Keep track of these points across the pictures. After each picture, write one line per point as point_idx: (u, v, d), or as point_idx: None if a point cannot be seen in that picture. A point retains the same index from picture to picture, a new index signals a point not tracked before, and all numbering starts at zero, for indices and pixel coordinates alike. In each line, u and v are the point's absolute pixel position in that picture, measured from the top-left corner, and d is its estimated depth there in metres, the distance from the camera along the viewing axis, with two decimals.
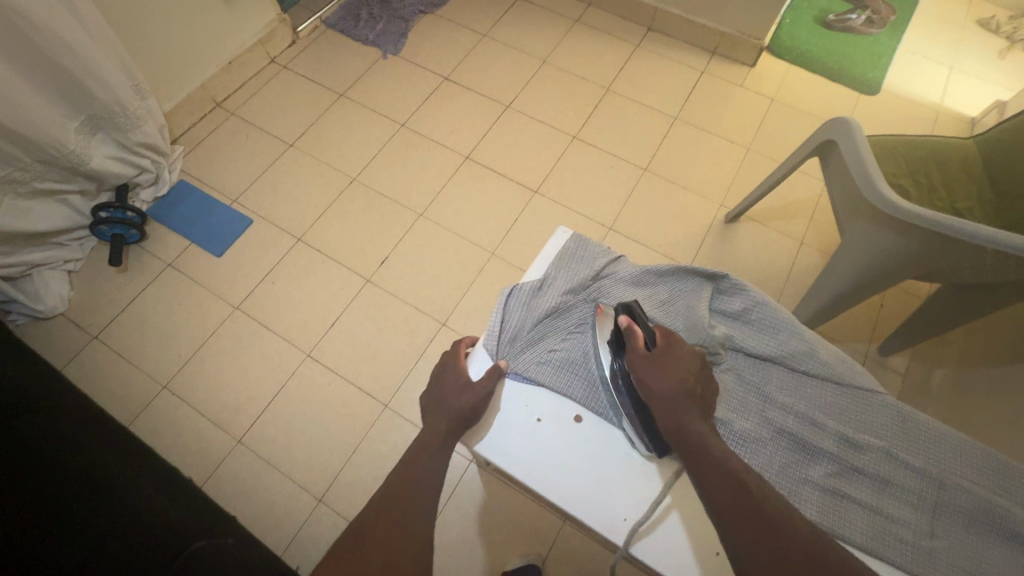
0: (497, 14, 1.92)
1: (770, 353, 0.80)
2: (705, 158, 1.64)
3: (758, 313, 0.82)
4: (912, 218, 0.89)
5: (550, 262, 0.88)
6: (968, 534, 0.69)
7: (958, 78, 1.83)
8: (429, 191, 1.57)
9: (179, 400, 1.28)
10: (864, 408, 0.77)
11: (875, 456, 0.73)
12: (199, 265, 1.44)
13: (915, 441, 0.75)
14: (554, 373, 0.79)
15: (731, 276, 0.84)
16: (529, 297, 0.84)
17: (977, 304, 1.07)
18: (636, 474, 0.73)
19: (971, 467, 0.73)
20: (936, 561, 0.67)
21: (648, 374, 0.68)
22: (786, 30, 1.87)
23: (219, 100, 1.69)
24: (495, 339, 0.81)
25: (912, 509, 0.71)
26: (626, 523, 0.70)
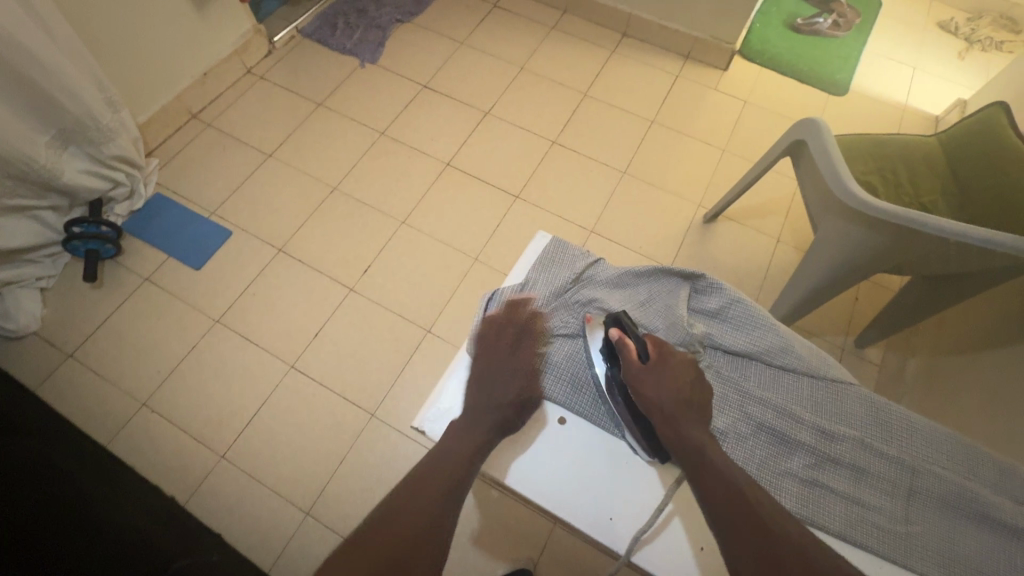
0: (474, 22, 1.93)
1: (747, 350, 0.81)
2: (682, 160, 1.67)
3: (734, 310, 0.83)
4: (881, 213, 0.91)
5: (532, 266, 0.88)
6: (939, 517, 0.71)
7: (922, 78, 1.89)
8: (410, 198, 1.57)
9: (160, 417, 1.25)
10: (839, 399, 0.79)
11: (850, 446, 0.75)
12: (177, 278, 1.42)
13: (887, 431, 0.77)
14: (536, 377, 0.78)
15: (708, 275, 0.85)
16: (508, 302, 0.83)
17: (945, 295, 1.11)
18: (632, 478, 0.74)
19: (941, 453, 0.75)
20: (910, 545, 0.70)
21: (646, 386, 0.71)
22: (756, 34, 1.92)
23: (194, 111, 1.67)
24: (474, 343, 0.80)
25: (887, 496, 0.73)
26: (613, 522, 0.71)
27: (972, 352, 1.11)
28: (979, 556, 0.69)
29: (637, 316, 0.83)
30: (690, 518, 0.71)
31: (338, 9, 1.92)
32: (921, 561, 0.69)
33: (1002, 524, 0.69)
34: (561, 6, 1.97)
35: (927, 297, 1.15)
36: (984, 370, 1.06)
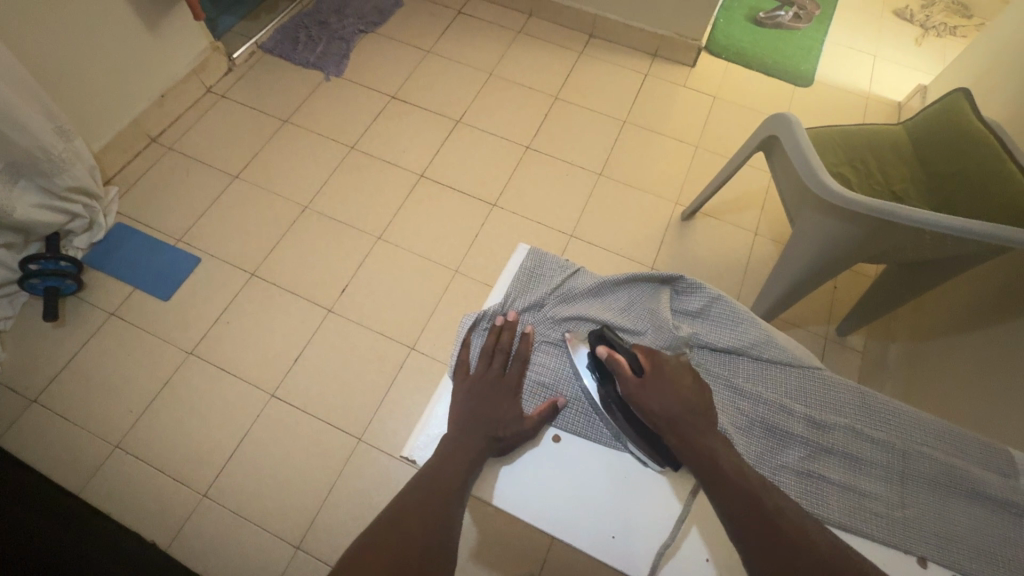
0: (439, 30, 1.90)
1: (731, 345, 0.73)
2: (656, 159, 1.67)
3: (716, 307, 0.76)
4: (852, 205, 0.92)
5: (510, 284, 0.82)
6: (953, 510, 0.62)
7: (882, 66, 1.93)
8: (386, 213, 1.54)
9: (136, 457, 1.20)
10: (832, 390, 0.70)
11: (848, 438, 0.66)
12: (145, 311, 1.36)
13: (889, 418, 0.67)
14: (535, 403, 0.73)
15: (687, 276, 0.79)
16: (489, 327, 0.79)
17: (921, 282, 1.12)
18: (640, 492, 0.70)
19: (949, 442, 0.66)
20: (924, 541, 0.60)
21: (646, 398, 0.65)
22: (720, 30, 1.94)
23: (153, 135, 1.61)
24: (457, 373, 0.75)
25: (887, 483, 0.64)
26: (615, 540, 0.67)
27: (954, 334, 1.13)
28: (989, 542, 0.60)
29: (621, 324, 0.77)
30: (698, 528, 0.68)
31: (298, 23, 1.87)
32: (926, 550, 0.60)
33: (1004, 502, 0.62)
34: (526, 10, 1.96)
35: (904, 284, 1.17)
36: (965, 351, 1.08)
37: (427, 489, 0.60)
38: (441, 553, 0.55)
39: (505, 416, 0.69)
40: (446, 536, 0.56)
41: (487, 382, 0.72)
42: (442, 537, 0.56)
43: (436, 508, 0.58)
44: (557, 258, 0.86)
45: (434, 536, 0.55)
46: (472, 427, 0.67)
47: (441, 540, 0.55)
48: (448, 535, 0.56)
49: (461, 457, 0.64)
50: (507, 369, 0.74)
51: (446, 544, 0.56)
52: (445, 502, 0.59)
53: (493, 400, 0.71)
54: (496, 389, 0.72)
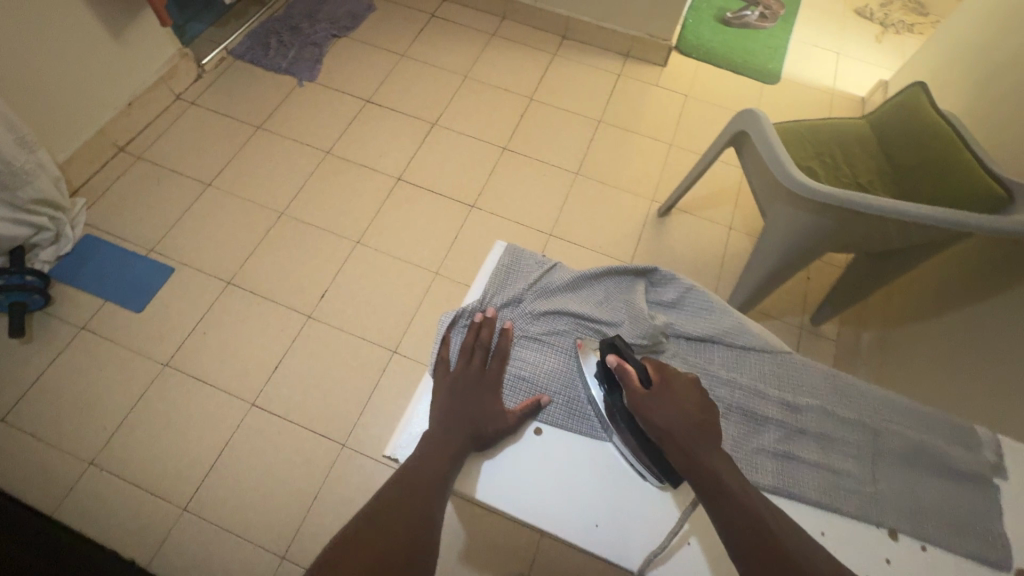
0: (412, 34, 1.90)
1: (705, 333, 0.74)
2: (631, 157, 1.69)
3: (690, 298, 0.78)
4: (815, 195, 0.95)
5: (488, 280, 0.82)
6: (923, 484, 0.63)
7: (846, 62, 1.99)
8: (364, 217, 1.53)
9: (111, 474, 1.16)
10: (803, 373, 0.71)
11: (820, 419, 0.67)
12: (116, 324, 1.32)
13: (858, 398, 0.68)
14: (518, 398, 0.73)
15: (661, 268, 0.82)
16: (469, 324, 0.79)
17: (889, 269, 1.16)
18: (624, 483, 0.68)
19: (917, 418, 0.67)
20: (897, 516, 0.61)
21: (651, 414, 0.60)
22: (690, 30, 1.98)
23: (121, 144, 1.57)
24: (439, 369, 0.74)
25: (860, 462, 0.64)
26: (599, 529, 0.65)
27: (925, 320, 1.16)
28: (960, 514, 0.61)
29: (599, 315, 0.77)
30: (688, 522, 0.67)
31: (269, 28, 1.85)
32: (899, 524, 0.60)
33: (970, 474, 0.63)
34: (499, 13, 1.97)
35: (873, 273, 1.20)
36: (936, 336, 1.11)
37: (409, 487, 0.59)
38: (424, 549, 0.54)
39: (486, 410, 0.69)
40: (428, 534, 0.56)
41: (467, 379, 0.72)
42: (424, 535, 0.55)
43: (418, 506, 0.57)
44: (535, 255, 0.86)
45: (416, 533, 0.55)
46: (453, 422, 0.67)
47: (424, 538, 0.55)
48: (431, 533, 0.56)
49: (442, 455, 0.64)
50: (487, 365, 0.74)
51: (428, 542, 0.55)
52: (427, 500, 0.59)
53: (474, 396, 0.70)
54: (475, 385, 0.72)
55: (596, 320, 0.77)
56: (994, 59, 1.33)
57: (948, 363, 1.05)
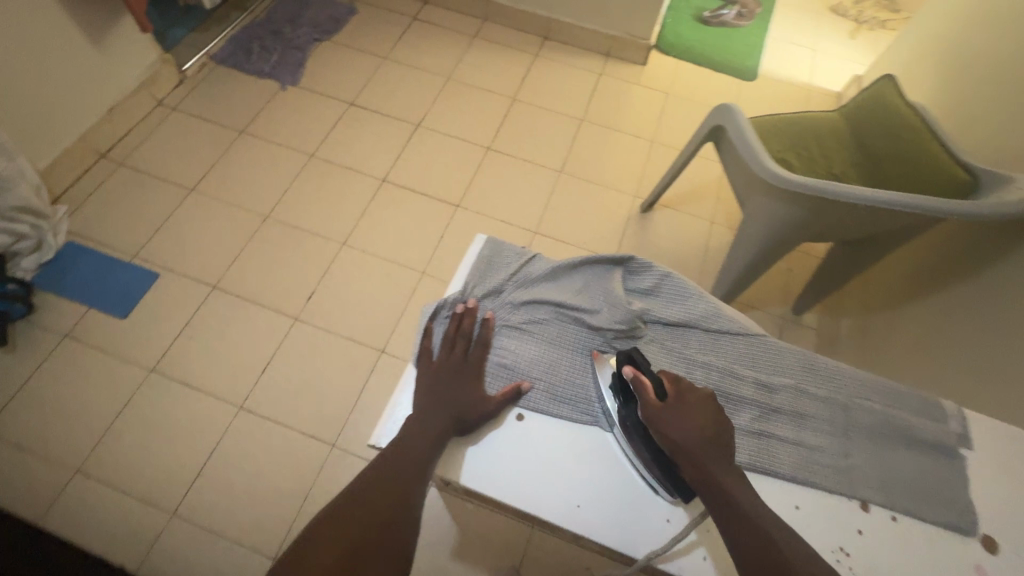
0: (395, 36, 1.92)
1: (681, 318, 0.75)
2: (614, 154, 1.72)
3: (667, 284, 0.79)
4: (788, 184, 0.98)
5: (469, 271, 0.81)
6: (889, 453, 0.65)
7: (821, 59, 2.04)
8: (350, 219, 1.53)
9: (98, 481, 1.16)
10: (775, 353, 0.73)
11: (791, 395, 0.69)
12: (101, 331, 1.32)
13: (828, 375, 0.70)
14: (500, 384, 0.72)
15: (638, 256, 0.82)
16: (451, 314, 0.77)
17: (865, 258, 1.19)
18: (606, 463, 0.68)
19: (883, 391, 0.69)
20: (866, 484, 0.63)
21: (669, 429, 0.61)
22: (669, 30, 2.01)
23: (103, 151, 1.56)
24: (422, 360, 0.73)
25: (830, 435, 0.66)
26: (580, 509, 0.65)
27: (902, 308, 1.20)
28: (926, 479, 0.63)
29: (578, 304, 0.78)
30: None
31: (251, 33, 1.85)
32: (871, 495, 0.62)
33: (937, 445, 0.65)
34: (480, 14, 1.99)
35: (850, 262, 1.23)
36: (913, 323, 1.14)
37: (390, 470, 0.63)
38: (401, 530, 0.59)
39: (469, 397, 0.69)
40: (406, 513, 0.60)
41: (449, 368, 0.71)
42: (402, 514, 0.60)
43: (398, 489, 0.61)
44: (515, 247, 0.86)
45: (393, 513, 0.59)
46: (435, 409, 0.68)
47: (401, 517, 0.60)
48: (409, 513, 0.60)
49: (422, 440, 0.65)
50: (470, 353, 0.74)
51: (407, 521, 0.60)
52: (407, 480, 0.62)
53: (456, 384, 0.70)
54: (458, 373, 0.71)
55: (576, 308, 0.77)
56: (959, 52, 1.37)
57: (925, 347, 1.08)
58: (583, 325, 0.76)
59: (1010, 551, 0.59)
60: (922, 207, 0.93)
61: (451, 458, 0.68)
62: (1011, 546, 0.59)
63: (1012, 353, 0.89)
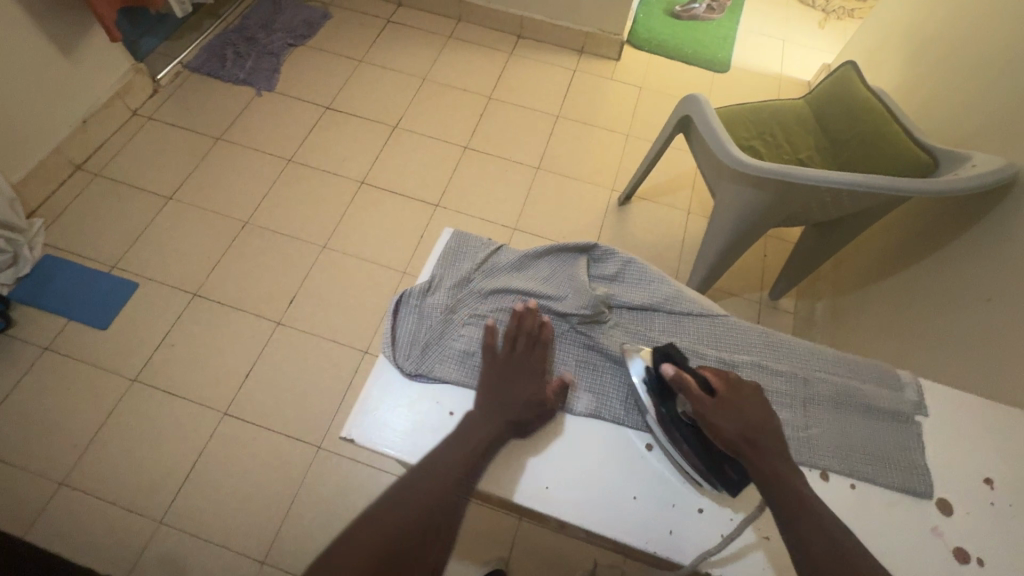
0: (369, 39, 1.92)
1: (646, 301, 0.77)
2: (591, 149, 1.74)
3: (630, 270, 0.81)
4: (748, 167, 1.00)
5: (436, 263, 0.79)
6: (843, 421, 0.67)
7: (791, 49, 2.07)
8: (329, 221, 1.54)
9: (84, 493, 1.15)
10: (732, 331, 0.74)
11: (751, 370, 0.70)
12: (82, 343, 1.31)
13: (783, 350, 0.73)
14: (462, 368, 0.69)
15: (602, 244, 0.84)
16: (418, 305, 0.75)
17: (835, 241, 1.22)
18: (574, 445, 0.66)
19: (835, 364, 0.71)
20: (822, 452, 0.64)
21: (722, 423, 0.59)
22: (641, 25, 2.04)
23: (77, 162, 1.55)
24: (392, 349, 0.70)
25: (790, 408, 0.68)
26: (550, 490, 0.63)
27: (875, 287, 1.22)
28: (876, 443, 0.65)
29: (547, 291, 0.77)
30: None
31: (224, 40, 1.85)
32: (829, 464, 0.63)
33: (891, 413, 0.67)
34: (454, 15, 2.00)
35: (821, 244, 1.26)
36: (887, 302, 1.17)
37: (432, 476, 0.59)
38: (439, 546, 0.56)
39: (529, 394, 0.65)
40: (447, 524, 0.57)
41: (507, 365, 0.67)
42: (443, 526, 0.56)
43: (437, 496, 0.57)
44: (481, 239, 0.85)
45: (432, 524, 0.56)
46: (496, 407, 0.64)
47: (442, 530, 0.56)
48: (448, 525, 0.57)
49: (475, 440, 0.62)
50: (530, 352, 0.69)
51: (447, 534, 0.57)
52: (451, 489, 0.58)
53: (511, 381, 0.66)
54: (515, 369, 0.67)
55: (545, 295, 0.77)
56: (919, 36, 1.40)
57: (898, 324, 1.11)
58: (552, 312, 0.75)
59: (963, 512, 0.61)
60: (885, 186, 0.95)
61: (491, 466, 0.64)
62: (964, 506, 0.61)
63: (979, 326, 0.92)
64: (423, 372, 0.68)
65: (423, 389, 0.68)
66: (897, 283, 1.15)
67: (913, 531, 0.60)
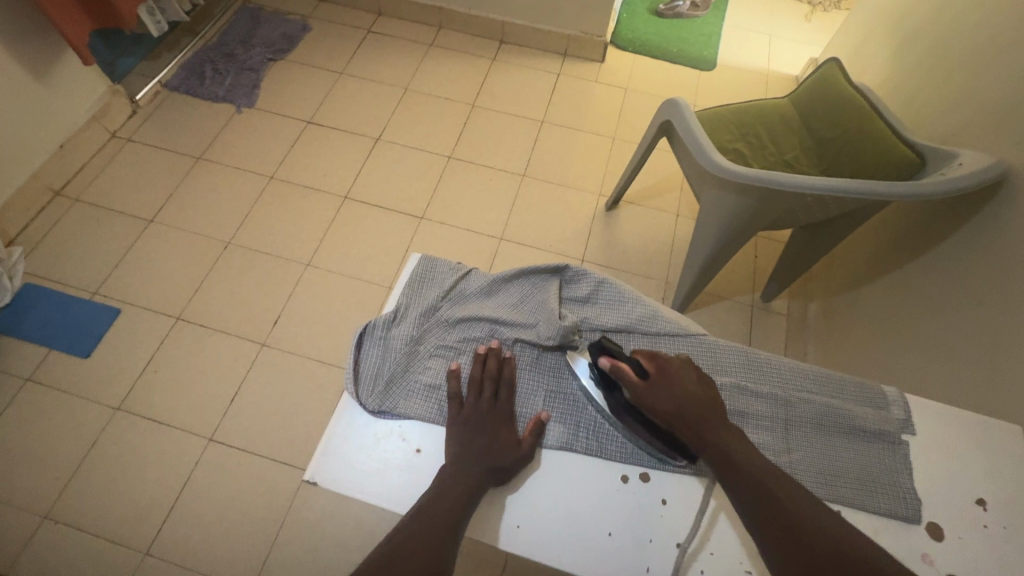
0: (350, 50, 1.90)
1: (620, 325, 0.74)
2: (576, 154, 1.71)
3: (604, 291, 0.77)
4: (725, 171, 0.98)
5: (401, 290, 0.77)
6: (824, 443, 0.65)
7: (778, 44, 2.05)
8: (313, 238, 1.52)
9: (68, 526, 1.14)
10: (709, 351, 0.72)
11: (727, 393, 0.68)
12: (64, 372, 1.29)
13: (761, 371, 0.70)
14: (426, 402, 0.67)
15: (574, 264, 0.80)
16: (383, 337, 0.73)
17: (824, 241, 1.19)
18: (546, 479, 0.64)
19: (816, 383, 0.69)
20: (802, 478, 0.62)
21: (656, 407, 0.61)
22: (624, 24, 2.01)
23: (57, 188, 1.54)
24: (355, 385, 0.67)
25: (769, 432, 0.65)
26: (519, 529, 0.60)
27: (866, 288, 1.20)
28: (858, 466, 0.63)
29: (515, 319, 0.75)
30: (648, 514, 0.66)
31: (203, 57, 1.83)
32: (812, 491, 0.61)
33: (877, 433, 0.65)
34: (435, 23, 1.98)
35: (810, 245, 1.23)
36: (879, 302, 1.14)
37: (417, 534, 0.54)
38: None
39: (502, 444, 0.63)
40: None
41: (479, 417, 0.65)
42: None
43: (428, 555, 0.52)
44: (449, 262, 0.82)
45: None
46: (469, 458, 0.61)
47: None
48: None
49: (454, 492, 0.58)
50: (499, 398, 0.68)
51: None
52: (444, 540, 0.54)
53: (485, 432, 0.64)
54: (488, 421, 0.65)
55: (514, 323, 0.74)
56: (903, 27, 1.37)
57: (890, 326, 1.08)
58: (521, 340, 0.73)
59: (956, 536, 0.59)
60: (866, 191, 0.93)
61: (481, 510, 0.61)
62: (956, 530, 0.59)
63: (970, 327, 0.89)
64: (387, 409, 0.66)
65: (389, 426, 0.66)
66: (889, 284, 1.13)
67: (905, 560, 0.58)
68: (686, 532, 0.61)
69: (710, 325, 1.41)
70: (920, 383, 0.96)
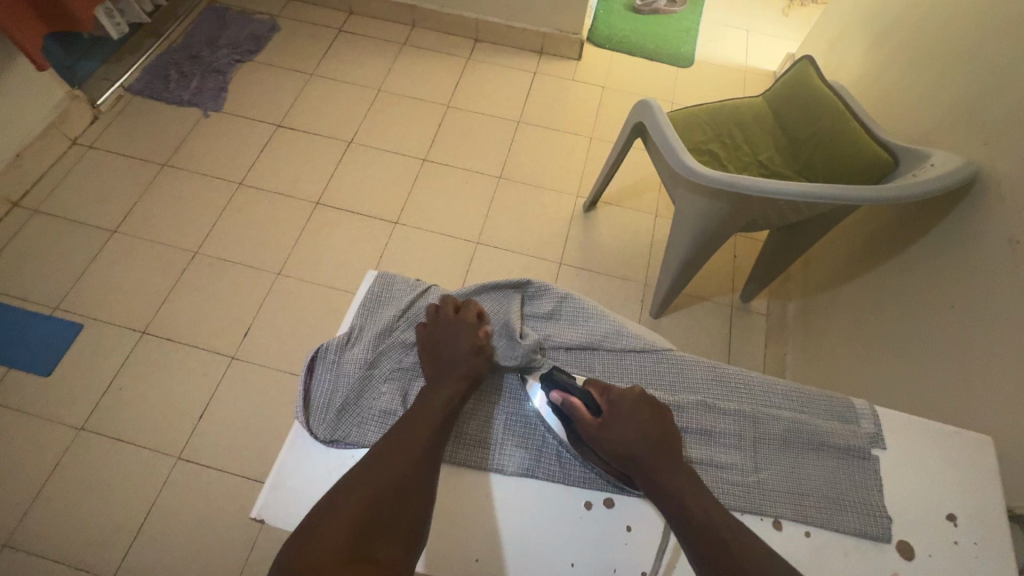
0: (321, 50, 1.85)
1: (584, 342, 0.72)
2: (554, 154, 1.69)
3: (567, 307, 0.76)
4: (695, 174, 0.96)
5: (357, 310, 0.74)
6: (791, 461, 0.64)
7: (755, 39, 2.03)
8: (284, 246, 1.48)
9: (30, 553, 1.09)
10: (677, 368, 0.71)
11: (695, 411, 0.67)
12: (24, 392, 1.24)
13: (729, 387, 0.69)
14: (381, 429, 0.66)
15: (536, 280, 0.78)
16: (336, 361, 0.70)
17: (799, 243, 1.18)
18: (506, 506, 0.62)
19: (782, 398, 0.68)
20: (769, 496, 0.61)
21: (610, 445, 0.61)
22: (601, 21, 1.99)
23: (14, 198, 1.48)
24: (306, 413, 0.65)
25: (736, 450, 0.65)
26: (478, 563, 0.58)
27: (841, 289, 1.20)
28: (825, 483, 0.62)
29: None
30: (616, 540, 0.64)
31: (167, 59, 1.77)
32: (781, 511, 0.60)
33: (844, 448, 0.64)
34: (409, 21, 1.94)
35: (786, 247, 1.22)
36: (853, 305, 1.14)
37: (391, 468, 0.58)
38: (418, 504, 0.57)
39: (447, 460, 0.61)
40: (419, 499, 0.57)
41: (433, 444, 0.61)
42: (405, 505, 0.56)
43: (411, 453, 0.59)
44: (408, 279, 0.79)
45: (408, 481, 0.57)
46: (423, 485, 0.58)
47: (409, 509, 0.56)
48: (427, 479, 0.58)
49: (428, 434, 0.61)
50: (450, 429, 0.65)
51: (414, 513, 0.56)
52: (406, 484, 0.57)
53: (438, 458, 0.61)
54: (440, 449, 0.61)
55: None
56: (877, 24, 1.36)
57: (864, 327, 1.08)
58: None
59: (925, 555, 0.58)
60: (833, 197, 0.91)
61: (441, 541, 0.59)
62: (927, 548, 0.58)
63: (943, 332, 0.88)
64: (339, 438, 0.64)
65: (341, 457, 0.63)
66: (864, 286, 1.12)
67: None
68: (649, 563, 0.59)
69: (689, 327, 1.39)
70: (895, 387, 0.95)
